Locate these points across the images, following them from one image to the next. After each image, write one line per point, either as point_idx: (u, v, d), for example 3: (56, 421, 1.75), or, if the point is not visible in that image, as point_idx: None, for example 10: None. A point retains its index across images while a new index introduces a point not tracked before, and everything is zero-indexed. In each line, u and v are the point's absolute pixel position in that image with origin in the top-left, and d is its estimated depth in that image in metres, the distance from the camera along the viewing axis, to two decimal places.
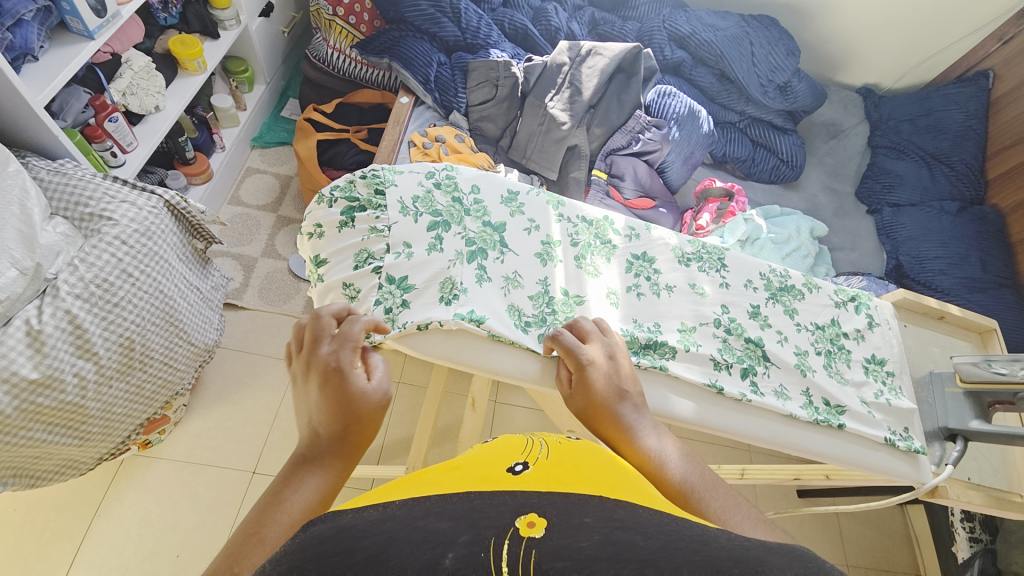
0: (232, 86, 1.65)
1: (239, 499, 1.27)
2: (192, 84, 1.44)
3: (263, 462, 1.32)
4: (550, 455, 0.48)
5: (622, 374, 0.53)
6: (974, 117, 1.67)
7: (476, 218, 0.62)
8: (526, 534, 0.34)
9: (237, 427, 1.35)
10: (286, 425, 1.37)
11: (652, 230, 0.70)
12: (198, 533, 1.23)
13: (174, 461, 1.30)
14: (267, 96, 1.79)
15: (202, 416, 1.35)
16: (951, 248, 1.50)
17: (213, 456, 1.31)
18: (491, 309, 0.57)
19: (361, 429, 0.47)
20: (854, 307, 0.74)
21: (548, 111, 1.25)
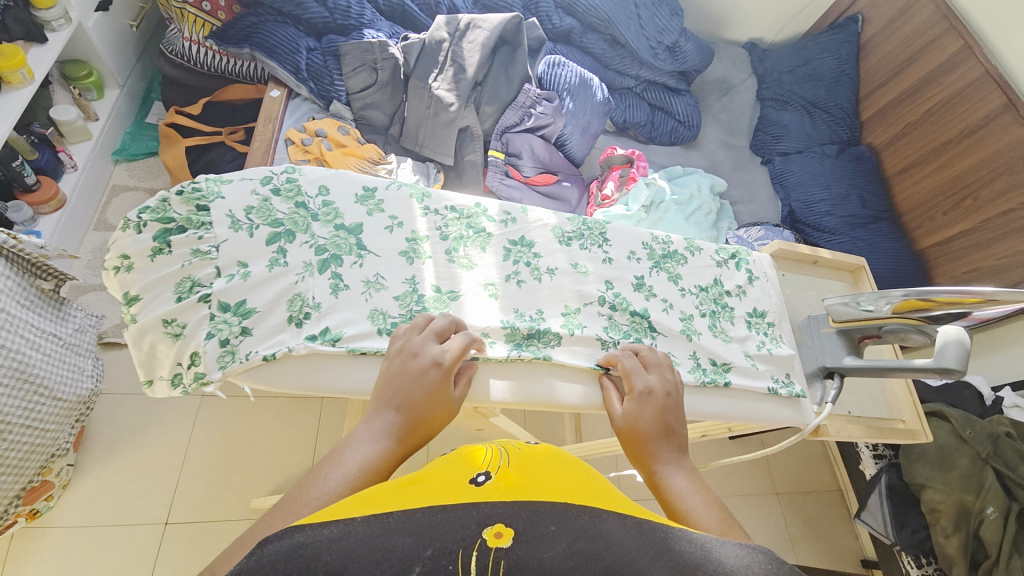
0: (74, 94, 1.41)
1: (155, 554, 1.16)
2: (19, 101, 1.14)
3: (177, 510, 1.20)
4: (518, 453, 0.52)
5: (670, 408, 0.53)
6: (845, 63, 1.78)
7: (326, 222, 0.56)
8: (495, 545, 0.33)
9: (143, 475, 1.22)
10: (199, 465, 1.25)
11: (529, 211, 0.67)
12: None
13: (70, 527, 1.15)
14: (124, 102, 1.57)
15: (97, 473, 1.21)
16: (834, 189, 1.61)
17: (118, 513, 1.18)
18: (350, 319, 0.52)
19: (431, 433, 0.46)
20: (735, 263, 0.76)
21: (433, 92, 1.17)
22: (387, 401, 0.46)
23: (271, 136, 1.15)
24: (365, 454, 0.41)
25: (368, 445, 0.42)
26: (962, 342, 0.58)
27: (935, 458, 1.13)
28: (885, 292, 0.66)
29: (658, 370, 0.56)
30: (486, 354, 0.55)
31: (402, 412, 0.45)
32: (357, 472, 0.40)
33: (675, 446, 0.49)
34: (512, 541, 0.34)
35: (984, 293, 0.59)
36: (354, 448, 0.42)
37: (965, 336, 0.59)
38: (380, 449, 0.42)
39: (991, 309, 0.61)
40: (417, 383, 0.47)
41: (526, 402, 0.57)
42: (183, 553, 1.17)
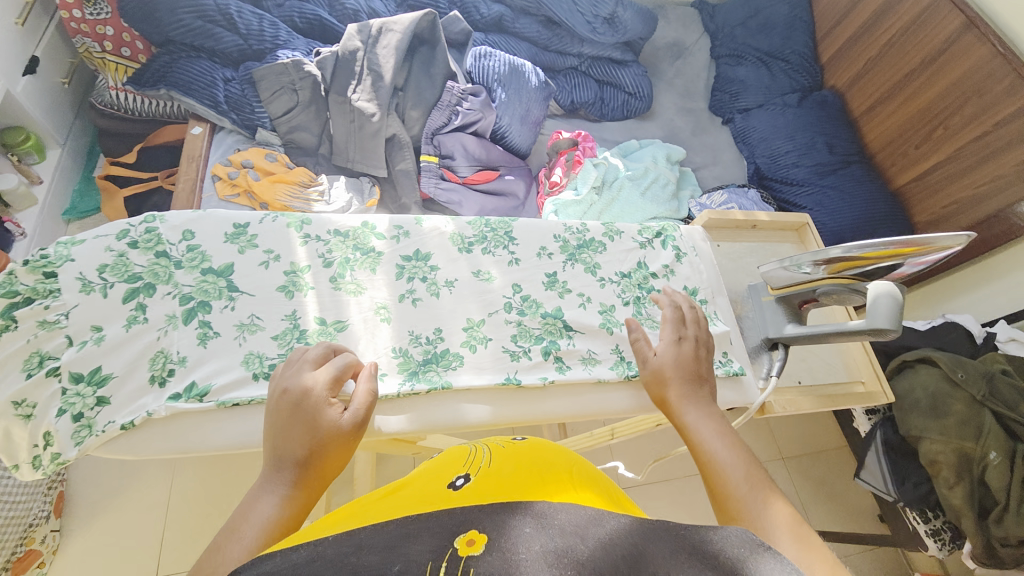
0: (14, 161, 1.37)
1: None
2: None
3: (166, 561, 1.20)
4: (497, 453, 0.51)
5: (701, 358, 0.55)
6: (796, 7, 1.70)
7: (191, 268, 0.53)
8: (466, 553, 0.30)
9: (129, 528, 1.22)
10: (182, 512, 1.25)
11: (423, 221, 0.63)
12: None
13: None
14: (67, 160, 1.52)
15: (82, 536, 1.20)
16: (798, 139, 1.54)
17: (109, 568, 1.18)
18: (222, 368, 0.49)
19: (331, 468, 0.42)
20: (660, 242, 0.72)
21: (354, 104, 1.12)
22: (271, 453, 0.42)
23: (197, 172, 1.12)
24: (261, 512, 0.37)
25: (262, 502, 0.38)
26: (894, 301, 0.53)
27: (929, 406, 1.05)
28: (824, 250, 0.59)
29: (692, 329, 0.58)
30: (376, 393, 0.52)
31: (288, 457, 0.41)
32: (258, 530, 0.36)
33: (700, 394, 0.51)
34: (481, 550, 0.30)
35: (922, 240, 0.53)
36: (254, 507, 0.38)
37: (898, 292, 0.53)
38: (276, 499, 0.38)
39: (929, 256, 0.55)
40: (293, 417, 0.43)
41: (428, 429, 0.53)
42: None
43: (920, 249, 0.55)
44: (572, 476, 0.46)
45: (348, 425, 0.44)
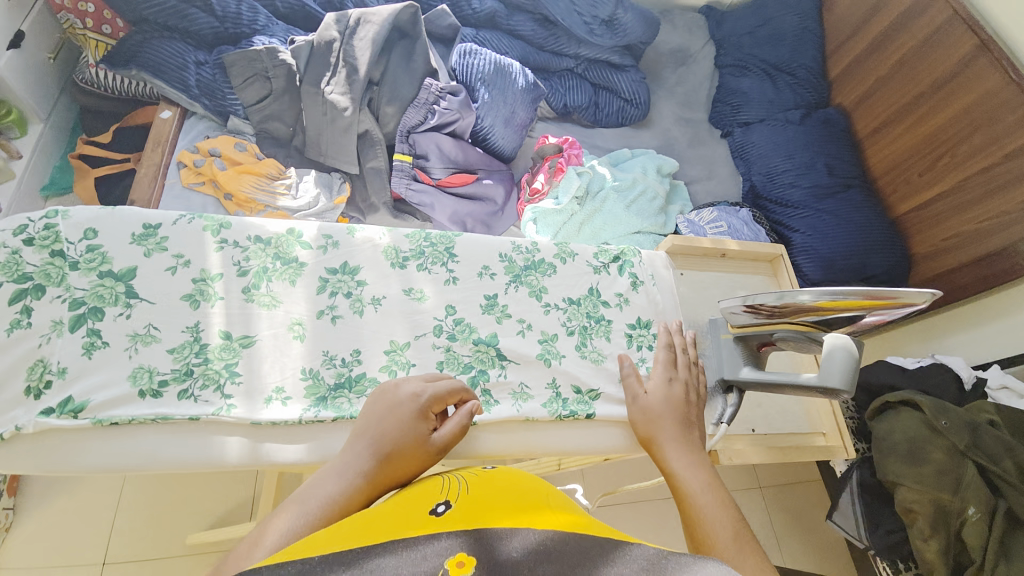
0: None
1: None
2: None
3: (117, 550, 1.06)
4: (475, 479, 0.45)
5: (690, 402, 0.55)
6: (806, 18, 1.62)
7: (88, 270, 0.49)
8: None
9: (73, 517, 1.07)
10: (140, 498, 1.11)
11: (356, 232, 0.59)
12: None
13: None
14: (53, 138, 1.33)
15: (32, 518, 1.06)
16: (798, 158, 1.46)
17: (48, 555, 1.04)
18: (107, 382, 0.46)
19: (404, 471, 0.45)
20: (617, 268, 0.67)
21: (327, 97, 1.08)
22: (362, 435, 0.46)
23: (160, 162, 1.08)
24: (325, 491, 0.40)
25: (329, 484, 0.41)
26: (850, 357, 0.49)
27: (906, 452, 1.00)
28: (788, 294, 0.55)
29: (682, 373, 0.58)
30: (277, 416, 0.48)
31: (372, 448, 0.45)
32: (317, 510, 0.39)
33: (689, 440, 0.50)
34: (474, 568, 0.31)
35: (886, 294, 0.50)
36: (317, 482, 0.41)
37: (856, 347, 0.49)
38: (338, 484, 0.41)
39: (891, 311, 0.52)
40: (388, 416, 0.47)
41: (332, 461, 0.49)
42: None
43: (884, 303, 0.51)
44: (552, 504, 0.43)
45: (432, 443, 0.47)
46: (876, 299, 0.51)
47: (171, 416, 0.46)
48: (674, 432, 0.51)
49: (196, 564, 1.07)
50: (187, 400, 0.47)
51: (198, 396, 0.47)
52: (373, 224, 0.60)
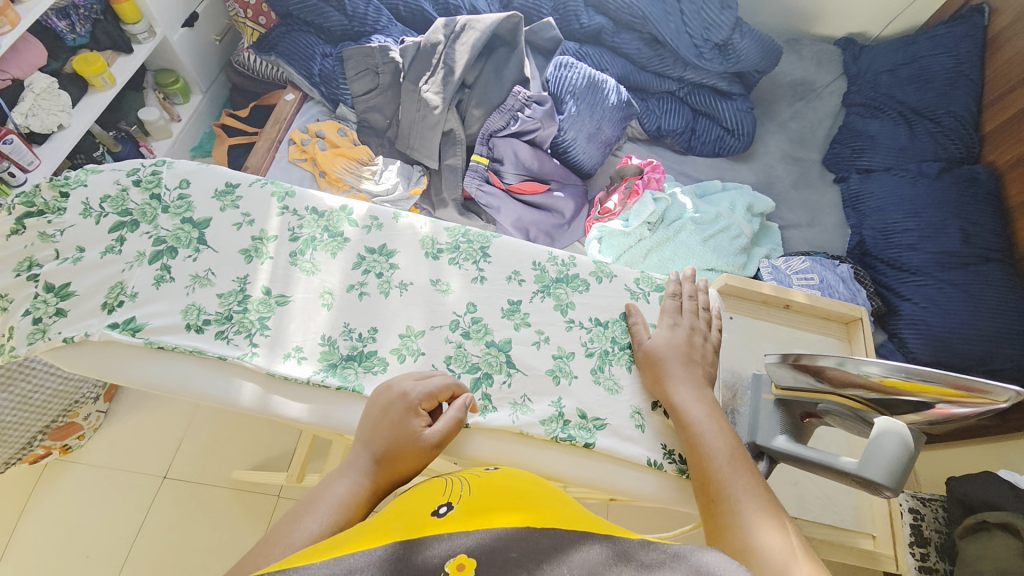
0: (161, 99, 1.44)
1: (147, 506, 1.17)
2: (99, 104, 1.24)
3: (176, 467, 1.21)
4: (480, 478, 0.46)
5: (693, 343, 0.58)
6: (965, 62, 1.38)
7: (175, 214, 0.58)
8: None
9: (154, 429, 1.25)
10: (202, 429, 1.26)
11: (400, 218, 0.62)
12: (109, 537, 1.14)
13: (95, 465, 1.21)
14: (206, 107, 1.57)
15: (122, 422, 1.26)
16: (925, 217, 1.24)
17: (129, 459, 1.22)
18: (164, 311, 0.53)
19: (404, 468, 0.49)
20: (658, 297, 0.64)
21: (422, 95, 1.15)
22: (361, 440, 0.50)
23: (276, 136, 1.24)
24: (338, 493, 0.46)
25: (339, 484, 0.47)
26: (902, 448, 0.45)
27: None
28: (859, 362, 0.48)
29: (688, 317, 0.61)
30: (290, 371, 0.52)
31: (369, 450, 0.49)
32: (330, 508, 0.45)
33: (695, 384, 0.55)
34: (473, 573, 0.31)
35: (976, 386, 0.43)
36: (332, 487, 0.47)
37: (910, 439, 0.45)
38: (351, 485, 0.47)
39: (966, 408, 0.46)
40: (383, 418, 0.50)
41: (329, 426, 0.52)
42: (173, 511, 1.17)
43: (963, 397, 0.45)
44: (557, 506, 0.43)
45: (425, 441, 0.49)
46: (957, 391, 0.45)
47: (205, 352, 0.52)
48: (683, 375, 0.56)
49: (235, 497, 1.19)
50: (220, 341, 0.52)
51: (230, 339, 0.53)
52: (418, 213, 0.63)
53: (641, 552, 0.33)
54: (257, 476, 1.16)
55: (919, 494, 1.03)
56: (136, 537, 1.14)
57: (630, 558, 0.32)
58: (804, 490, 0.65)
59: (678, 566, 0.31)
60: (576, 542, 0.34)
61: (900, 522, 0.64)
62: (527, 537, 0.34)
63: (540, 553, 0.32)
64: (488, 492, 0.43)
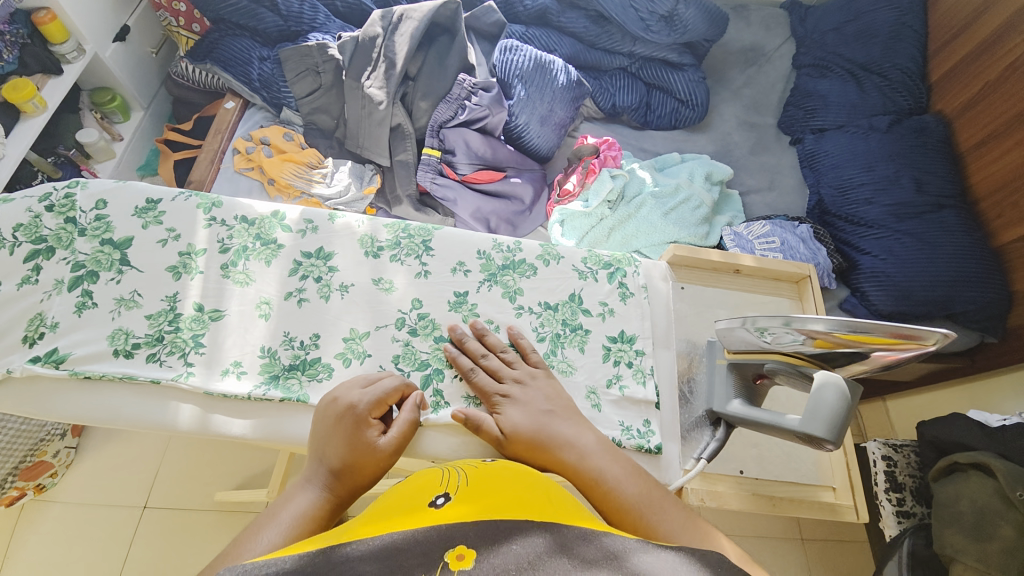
0: (99, 119, 1.35)
1: (129, 538, 1.13)
2: (36, 131, 1.15)
3: (156, 495, 1.17)
4: (484, 468, 0.44)
5: (540, 403, 0.53)
6: (907, 13, 1.40)
7: (92, 238, 0.60)
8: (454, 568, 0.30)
9: (129, 460, 1.21)
10: (180, 453, 1.22)
11: (336, 219, 0.65)
12: (92, 573, 1.10)
13: (71, 503, 1.16)
14: (150, 123, 1.49)
15: (94, 456, 1.21)
16: (878, 171, 1.26)
17: (105, 493, 1.17)
18: (90, 337, 0.56)
19: (362, 480, 0.47)
20: (607, 275, 0.66)
21: (366, 91, 1.12)
22: (315, 454, 0.48)
23: (219, 147, 1.19)
24: (299, 505, 0.43)
25: (300, 497, 0.44)
26: (841, 399, 0.47)
27: (973, 525, 0.84)
28: (800, 319, 0.49)
29: (521, 369, 0.57)
30: (230, 388, 0.55)
31: (325, 462, 0.47)
32: (291, 520, 0.42)
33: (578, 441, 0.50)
34: (474, 564, 0.30)
35: (909, 331, 0.44)
36: (292, 500, 0.44)
37: (847, 389, 0.47)
38: (311, 499, 0.44)
39: (906, 352, 0.47)
40: (335, 429, 0.49)
41: (274, 438, 0.55)
42: (157, 541, 1.13)
43: (898, 342, 0.46)
44: (554, 497, 0.41)
45: (380, 451, 0.48)
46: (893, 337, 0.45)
47: (136, 376, 0.54)
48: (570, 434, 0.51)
49: (223, 519, 1.16)
50: (150, 363, 0.55)
51: (163, 361, 0.56)
52: (355, 212, 0.66)
53: (581, 545, 0.32)
54: (240, 496, 1.12)
55: (891, 441, 1.05)
56: (122, 569, 1.10)
57: (569, 551, 0.31)
58: (763, 450, 0.65)
59: (611, 567, 0.31)
60: (512, 533, 0.33)
61: (859, 470, 0.65)
62: (469, 528, 0.33)
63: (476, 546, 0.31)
64: (487, 484, 0.41)
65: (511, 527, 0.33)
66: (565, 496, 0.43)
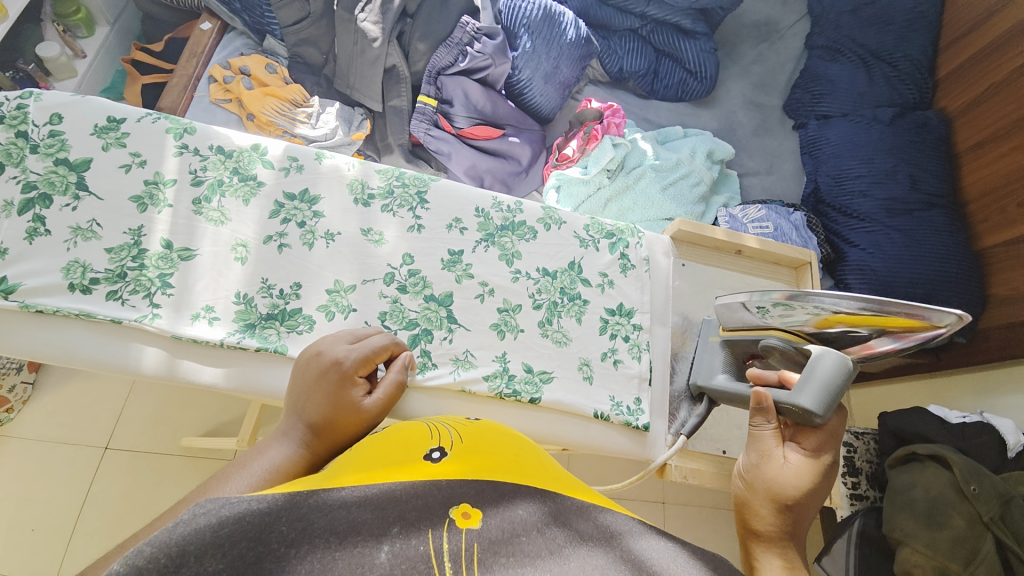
0: (59, 30, 1.20)
1: (91, 477, 1.10)
2: None
3: (118, 436, 1.13)
4: (469, 430, 0.42)
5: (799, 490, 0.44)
6: (926, 1, 1.35)
7: (45, 155, 0.54)
8: (463, 525, 0.28)
9: (91, 399, 1.16)
10: (146, 394, 1.17)
11: (324, 160, 0.60)
12: (54, 509, 1.07)
13: (26, 439, 1.11)
14: (118, 42, 1.32)
15: (53, 392, 1.15)
16: (877, 163, 1.25)
17: (66, 431, 1.13)
18: (42, 267, 0.51)
19: (340, 441, 0.44)
20: (609, 245, 0.63)
21: (359, 25, 1.03)
22: (294, 408, 0.45)
23: (192, 73, 1.08)
24: (271, 458, 0.41)
25: (274, 450, 0.42)
26: (839, 368, 0.48)
27: (924, 512, 0.89)
28: (801, 294, 0.51)
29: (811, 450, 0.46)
30: (200, 334, 0.51)
31: (304, 417, 0.44)
32: (263, 472, 0.39)
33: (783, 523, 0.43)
34: (482, 523, 0.29)
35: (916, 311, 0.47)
36: (266, 450, 0.42)
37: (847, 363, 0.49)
38: (284, 453, 0.42)
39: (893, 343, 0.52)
40: (317, 386, 0.46)
41: (248, 390, 0.52)
42: (121, 482, 1.10)
43: (898, 323, 0.48)
44: (542, 465, 0.40)
45: (365, 410, 0.46)
46: (892, 322, 0.47)
47: (95, 314, 0.50)
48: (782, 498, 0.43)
49: (192, 465, 1.13)
50: (111, 301, 0.51)
51: (125, 300, 0.51)
52: (344, 154, 0.61)
53: (579, 519, 0.31)
54: (207, 443, 1.09)
55: (853, 429, 1.10)
56: (83, 507, 1.08)
57: (567, 523, 0.30)
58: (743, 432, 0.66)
59: (611, 543, 0.29)
60: (510, 498, 0.31)
61: None
62: (473, 486, 0.32)
63: (485, 501, 0.30)
64: (480, 443, 0.40)
65: (512, 491, 0.32)
66: (555, 468, 0.42)
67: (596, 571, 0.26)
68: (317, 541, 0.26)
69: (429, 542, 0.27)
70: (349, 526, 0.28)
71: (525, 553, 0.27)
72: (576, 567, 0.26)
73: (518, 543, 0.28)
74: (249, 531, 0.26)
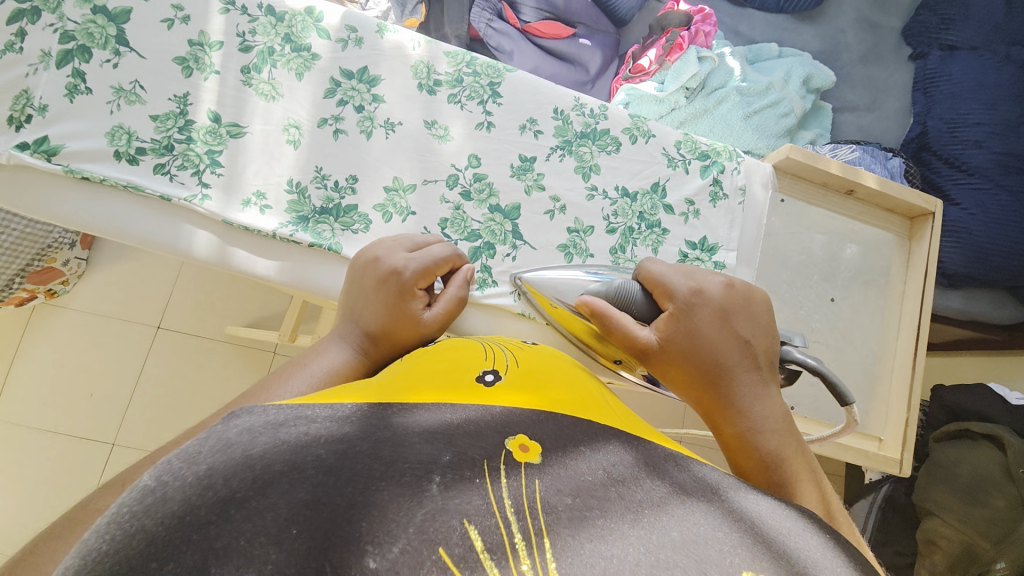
0: None
1: (145, 353, 1.17)
2: None
3: (168, 318, 1.19)
4: (525, 356, 0.39)
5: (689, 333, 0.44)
6: None
7: (80, 1, 0.49)
8: (522, 458, 0.27)
9: (139, 281, 1.19)
10: (191, 281, 1.20)
11: (386, 34, 0.54)
12: (112, 377, 1.16)
13: (83, 311, 1.17)
14: None
15: (103, 271, 1.18)
16: (1001, 110, 1.05)
17: (119, 309, 1.18)
18: (86, 130, 0.48)
19: (398, 353, 0.42)
20: (701, 168, 0.56)
21: None
22: (350, 313, 0.43)
23: None
24: (330, 361, 0.40)
25: (331, 353, 0.40)
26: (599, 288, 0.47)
27: (965, 487, 0.87)
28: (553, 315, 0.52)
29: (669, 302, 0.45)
30: (252, 221, 0.49)
31: (361, 323, 0.42)
32: (321, 374, 0.38)
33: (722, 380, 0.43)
34: (542, 459, 0.27)
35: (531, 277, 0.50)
36: (323, 354, 0.41)
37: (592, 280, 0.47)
38: (341, 357, 0.40)
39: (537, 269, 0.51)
40: (376, 292, 0.43)
41: (304, 288, 0.50)
42: (171, 360, 1.17)
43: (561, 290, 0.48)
44: (606, 402, 0.37)
45: (424, 324, 0.43)
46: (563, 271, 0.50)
47: (143, 187, 0.47)
48: (702, 378, 0.43)
49: (237, 352, 1.18)
50: (158, 174, 0.48)
51: (173, 176, 0.48)
52: (409, 30, 0.55)
53: (673, 469, 0.29)
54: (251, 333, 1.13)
55: None
56: (140, 379, 1.16)
57: (662, 473, 0.28)
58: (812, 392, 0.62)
59: (714, 501, 0.27)
60: (592, 439, 0.30)
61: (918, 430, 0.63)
62: (542, 422, 0.30)
63: (555, 443, 0.28)
64: (542, 372, 0.37)
65: (592, 431, 0.30)
66: (618, 406, 0.39)
67: (699, 528, 0.25)
68: (359, 467, 0.25)
69: (485, 475, 0.26)
70: (395, 454, 0.26)
71: (613, 498, 0.26)
72: (679, 522, 0.25)
73: (611, 489, 0.26)
74: (286, 458, 0.25)
